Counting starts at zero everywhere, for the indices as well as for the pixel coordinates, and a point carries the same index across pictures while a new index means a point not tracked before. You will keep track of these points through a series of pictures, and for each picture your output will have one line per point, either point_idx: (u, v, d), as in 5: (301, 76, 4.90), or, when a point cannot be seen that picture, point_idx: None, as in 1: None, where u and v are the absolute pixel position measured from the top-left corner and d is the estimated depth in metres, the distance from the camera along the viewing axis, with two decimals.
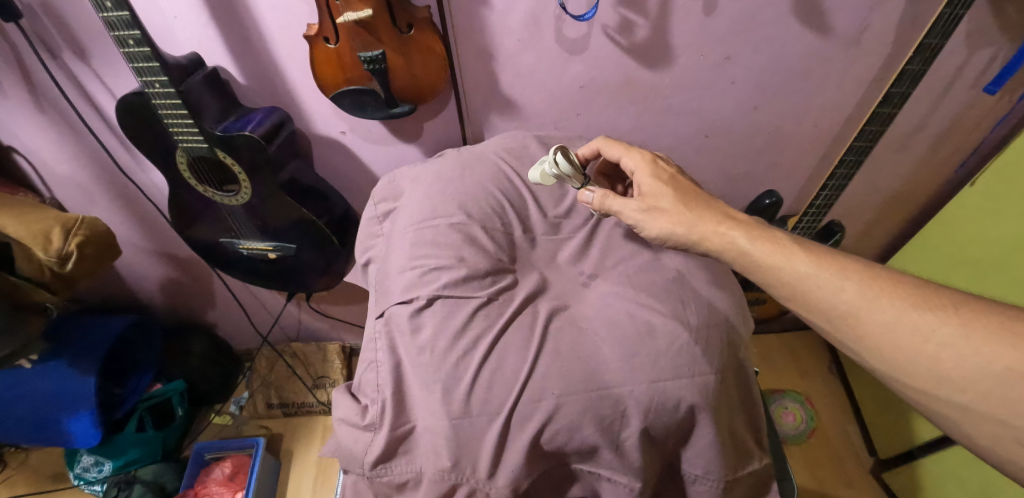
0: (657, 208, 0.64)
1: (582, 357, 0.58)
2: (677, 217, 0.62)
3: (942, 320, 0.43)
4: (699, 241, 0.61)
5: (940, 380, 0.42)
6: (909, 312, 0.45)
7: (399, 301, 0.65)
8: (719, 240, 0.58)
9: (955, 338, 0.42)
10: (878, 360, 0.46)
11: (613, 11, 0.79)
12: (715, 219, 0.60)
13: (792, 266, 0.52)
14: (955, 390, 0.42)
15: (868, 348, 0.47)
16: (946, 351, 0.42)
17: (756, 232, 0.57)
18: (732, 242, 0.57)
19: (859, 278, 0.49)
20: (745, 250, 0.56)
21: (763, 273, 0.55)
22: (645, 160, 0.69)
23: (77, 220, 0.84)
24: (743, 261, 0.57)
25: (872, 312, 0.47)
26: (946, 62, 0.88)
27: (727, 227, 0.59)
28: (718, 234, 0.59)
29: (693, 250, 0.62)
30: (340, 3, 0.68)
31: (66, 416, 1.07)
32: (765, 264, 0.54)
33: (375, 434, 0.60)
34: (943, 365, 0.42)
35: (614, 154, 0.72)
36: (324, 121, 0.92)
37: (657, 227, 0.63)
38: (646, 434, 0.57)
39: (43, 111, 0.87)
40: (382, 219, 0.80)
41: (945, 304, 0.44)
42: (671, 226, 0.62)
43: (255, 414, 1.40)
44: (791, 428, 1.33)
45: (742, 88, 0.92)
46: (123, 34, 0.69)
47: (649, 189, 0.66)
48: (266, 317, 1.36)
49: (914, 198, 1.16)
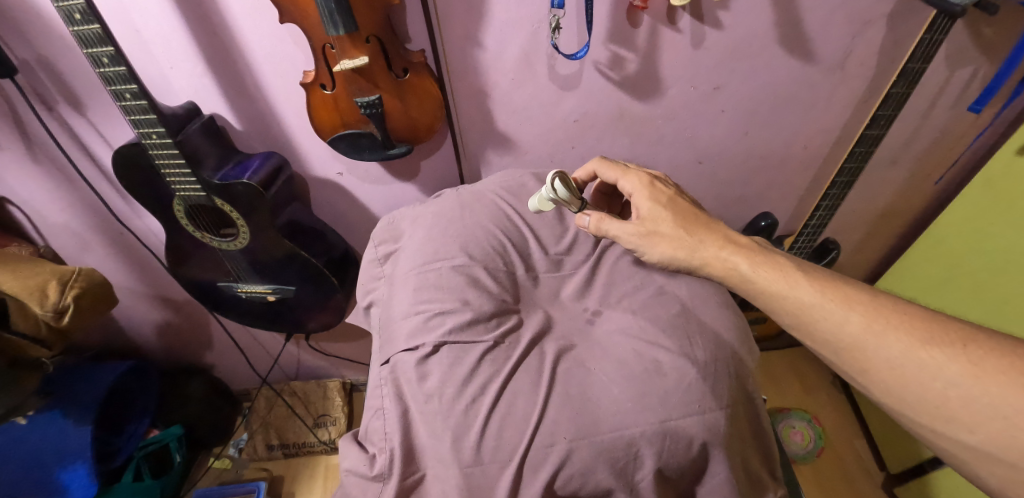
0: (657, 233, 0.64)
1: (591, 400, 0.58)
2: (678, 242, 0.63)
3: (951, 359, 0.44)
4: (700, 266, 0.62)
5: (948, 419, 0.43)
6: (917, 348, 0.45)
7: (404, 348, 0.64)
8: (721, 266, 0.59)
9: (964, 378, 0.42)
10: (884, 395, 0.47)
11: (604, 47, 0.81)
12: (716, 244, 0.61)
13: (796, 295, 0.52)
14: (964, 430, 0.42)
15: (874, 382, 0.47)
16: (954, 390, 0.43)
17: (758, 258, 0.58)
18: (733, 268, 0.58)
19: (865, 309, 0.49)
20: (748, 276, 0.57)
21: (767, 300, 0.55)
22: (642, 182, 0.69)
23: (73, 273, 0.84)
24: (745, 288, 0.57)
25: (878, 346, 0.47)
26: (929, 82, 0.91)
27: (728, 252, 0.59)
28: (720, 259, 0.59)
29: (695, 274, 0.63)
30: (336, 51, 0.69)
31: (58, 469, 1.02)
32: (768, 292, 0.54)
33: (384, 485, 0.58)
34: (951, 403, 0.43)
35: (610, 176, 0.72)
36: (321, 163, 0.92)
37: (658, 252, 0.64)
38: (660, 474, 0.56)
39: (38, 163, 0.87)
40: (382, 261, 0.79)
41: (954, 340, 0.45)
42: (672, 253, 0.63)
43: (255, 456, 1.36)
44: (800, 448, 1.32)
45: (733, 115, 0.93)
46: (119, 88, 0.69)
47: (649, 212, 0.65)
48: (265, 357, 1.35)
49: (905, 213, 1.17)
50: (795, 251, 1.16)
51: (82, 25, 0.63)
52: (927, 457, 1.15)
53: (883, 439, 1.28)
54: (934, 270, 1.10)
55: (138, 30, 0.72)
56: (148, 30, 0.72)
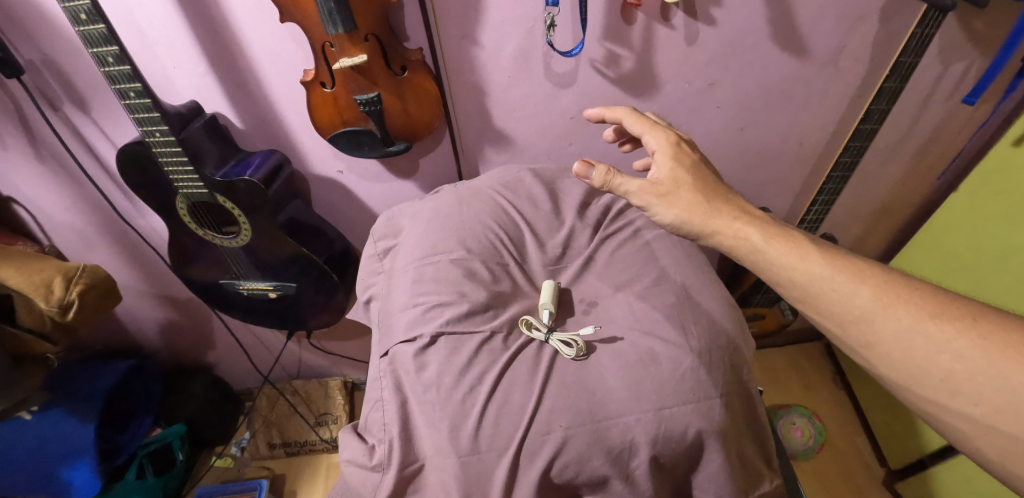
0: (675, 194, 0.60)
1: (588, 388, 0.59)
2: (693, 206, 0.59)
3: (959, 332, 0.45)
4: (710, 234, 0.58)
5: (952, 391, 0.44)
6: (926, 321, 0.46)
7: (403, 339, 0.65)
8: (734, 236, 0.57)
9: (972, 351, 0.43)
10: (888, 369, 0.47)
11: (599, 45, 0.82)
12: (731, 213, 0.58)
13: (807, 266, 0.52)
14: (968, 403, 0.43)
15: (879, 355, 0.48)
16: (960, 363, 0.43)
17: (770, 230, 0.56)
18: (745, 239, 0.56)
19: (875, 283, 0.49)
20: (759, 247, 0.55)
21: (774, 272, 0.54)
22: (669, 141, 0.65)
23: (78, 269, 0.86)
24: (755, 259, 0.56)
25: (886, 319, 0.47)
26: (923, 77, 0.91)
27: (743, 222, 0.57)
28: (732, 228, 0.57)
29: (700, 242, 0.60)
30: (335, 49, 0.70)
31: (63, 467, 1.04)
32: (778, 263, 0.54)
33: (382, 475, 0.59)
34: (957, 376, 0.44)
35: (637, 129, 0.68)
36: (322, 161, 0.94)
37: (671, 214, 0.60)
38: (655, 462, 0.57)
39: (44, 162, 0.88)
40: (382, 256, 0.81)
41: (963, 315, 0.46)
42: (686, 216, 0.59)
43: (257, 455, 1.37)
44: (800, 444, 1.33)
45: (729, 111, 0.95)
46: (124, 86, 0.70)
47: (665, 175, 0.61)
48: (266, 356, 1.36)
49: (902, 208, 1.18)
50: None
51: (88, 25, 0.64)
52: (927, 452, 1.15)
53: (884, 435, 1.28)
54: (931, 264, 1.11)
55: (143, 31, 0.73)
56: (153, 30, 0.73)
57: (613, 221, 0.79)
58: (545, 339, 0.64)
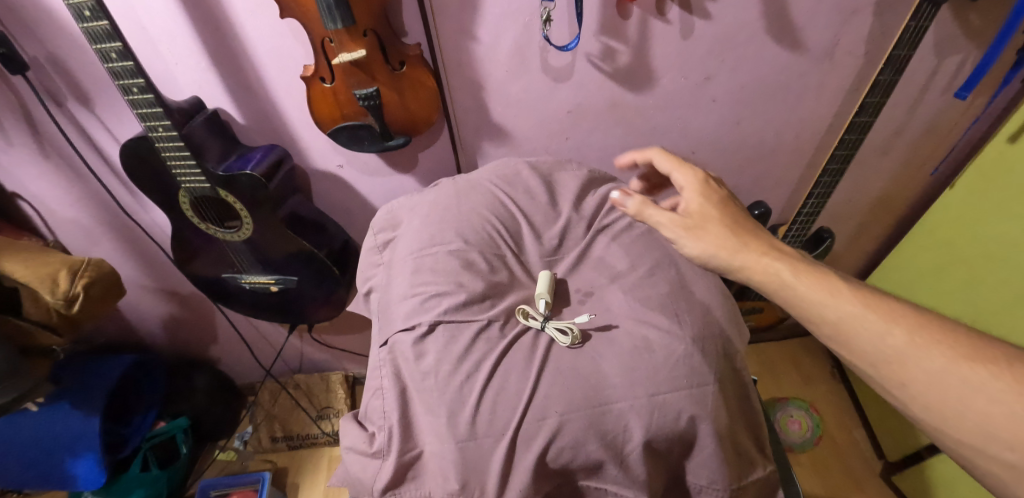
0: (703, 227, 0.58)
1: (584, 375, 0.60)
2: (722, 240, 0.57)
3: (995, 376, 0.41)
4: (739, 269, 0.56)
5: (988, 436, 0.40)
6: (961, 364, 0.43)
7: (401, 328, 0.66)
8: (764, 272, 0.54)
9: (1010, 396, 0.40)
10: (923, 412, 0.44)
11: (595, 39, 0.83)
12: (760, 249, 0.55)
13: (839, 305, 0.48)
14: (1002, 448, 0.40)
15: (913, 397, 0.44)
16: (997, 407, 0.40)
17: (801, 266, 0.53)
18: (776, 275, 0.53)
19: (908, 323, 0.46)
20: (790, 284, 0.51)
21: (805, 309, 0.50)
22: (698, 177, 0.63)
23: (83, 262, 0.87)
24: (786, 296, 0.52)
25: (919, 360, 0.44)
26: (918, 70, 0.92)
27: (773, 258, 0.54)
28: (762, 264, 0.54)
29: (731, 278, 0.57)
30: (335, 44, 0.71)
31: (69, 459, 1.06)
32: (809, 300, 0.50)
33: (383, 461, 0.61)
34: (994, 421, 0.40)
35: (664, 166, 0.66)
36: (322, 156, 0.95)
37: (699, 247, 0.58)
38: (649, 448, 0.58)
39: (48, 157, 0.90)
40: (381, 248, 0.82)
41: (999, 357, 0.43)
42: (715, 249, 0.57)
43: (259, 448, 1.40)
44: (797, 437, 1.30)
45: (724, 104, 0.95)
46: (127, 82, 0.72)
47: (694, 206, 0.60)
48: (268, 350, 1.37)
49: (897, 201, 1.19)
50: (789, 239, 1.16)
51: (92, 22, 0.65)
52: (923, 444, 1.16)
53: (881, 428, 1.30)
54: (927, 258, 1.11)
55: (145, 27, 0.74)
56: (155, 27, 0.75)
57: (608, 213, 0.80)
58: (541, 327, 0.65)
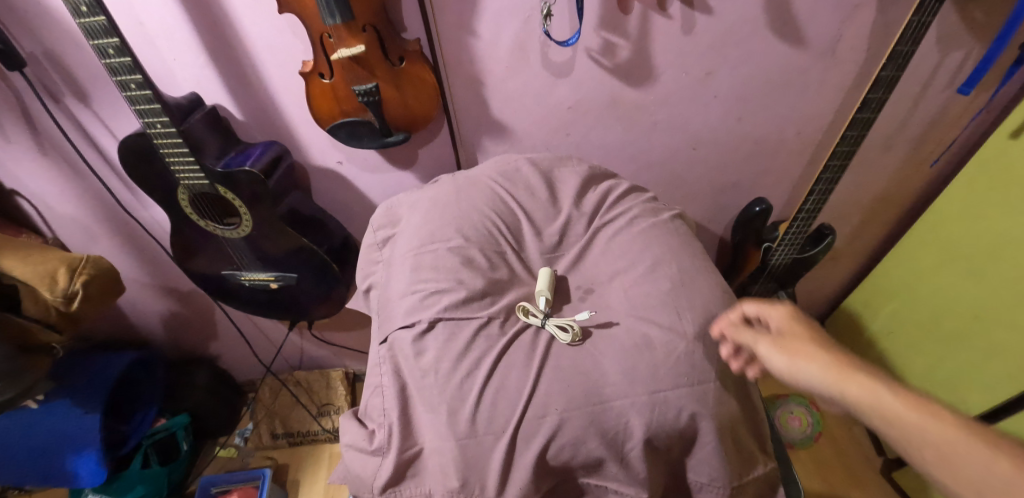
0: (797, 345, 0.55)
1: (585, 373, 0.60)
2: (817, 355, 0.53)
3: None
4: (836, 385, 0.50)
5: None
6: None
7: (401, 325, 0.66)
8: (862, 387, 0.48)
9: None
10: None
11: (596, 34, 0.83)
12: (858, 367, 0.50)
13: (939, 427, 0.43)
14: None
15: None
16: None
17: (901, 386, 0.48)
18: (873, 390, 0.48)
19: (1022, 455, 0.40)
20: (888, 401, 0.46)
21: (904, 431, 0.45)
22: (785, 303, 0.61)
23: (81, 259, 0.87)
24: (882, 415, 0.46)
25: None
26: (920, 65, 0.92)
27: (872, 376, 0.49)
28: (859, 379, 0.49)
29: (828, 396, 0.51)
30: (334, 40, 0.71)
31: (70, 456, 1.06)
32: (907, 418, 0.45)
33: (383, 459, 0.60)
34: None
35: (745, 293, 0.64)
36: (321, 153, 0.95)
37: (794, 362, 0.53)
38: (649, 445, 0.58)
39: (46, 154, 0.89)
40: (381, 245, 0.81)
41: None
42: (810, 365, 0.52)
43: (260, 445, 1.39)
44: (797, 433, 1.33)
45: (725, 100, 0.95)
46: (125, 78, 0.71)
47: (786, 326, 0.58)
48: (268, 347, 1.37)
49: (899, 198, 1.18)
50: (790, 237, 1.13)
51: (88, 17, 0.64)
52: None
53: None
54: (929, 254, 1.11)
55: (142, 23, 0.74)
56: (153, 23, 0.74)
57: (608, 209, 0.79)
58: (541, 325, 0.65)
